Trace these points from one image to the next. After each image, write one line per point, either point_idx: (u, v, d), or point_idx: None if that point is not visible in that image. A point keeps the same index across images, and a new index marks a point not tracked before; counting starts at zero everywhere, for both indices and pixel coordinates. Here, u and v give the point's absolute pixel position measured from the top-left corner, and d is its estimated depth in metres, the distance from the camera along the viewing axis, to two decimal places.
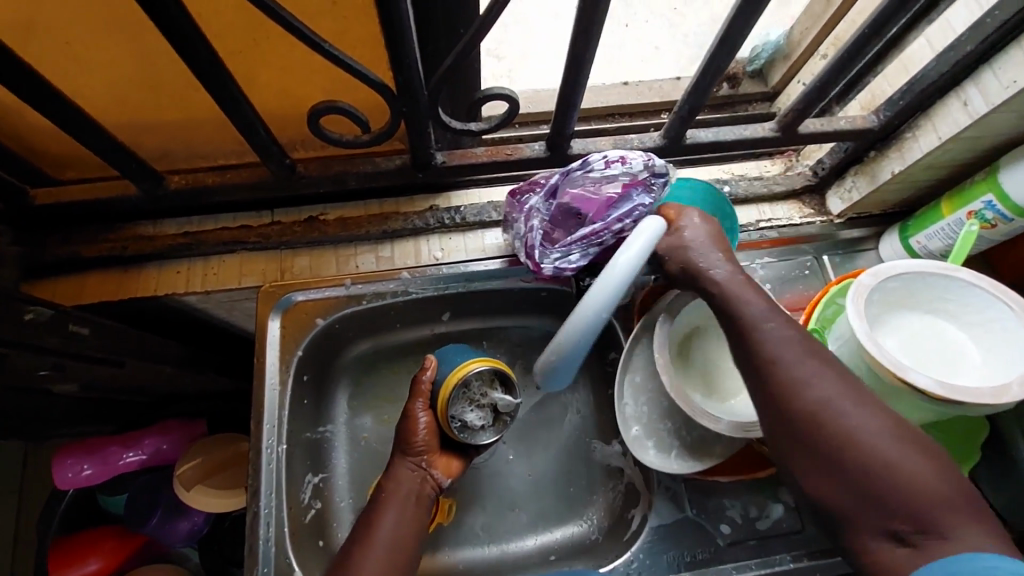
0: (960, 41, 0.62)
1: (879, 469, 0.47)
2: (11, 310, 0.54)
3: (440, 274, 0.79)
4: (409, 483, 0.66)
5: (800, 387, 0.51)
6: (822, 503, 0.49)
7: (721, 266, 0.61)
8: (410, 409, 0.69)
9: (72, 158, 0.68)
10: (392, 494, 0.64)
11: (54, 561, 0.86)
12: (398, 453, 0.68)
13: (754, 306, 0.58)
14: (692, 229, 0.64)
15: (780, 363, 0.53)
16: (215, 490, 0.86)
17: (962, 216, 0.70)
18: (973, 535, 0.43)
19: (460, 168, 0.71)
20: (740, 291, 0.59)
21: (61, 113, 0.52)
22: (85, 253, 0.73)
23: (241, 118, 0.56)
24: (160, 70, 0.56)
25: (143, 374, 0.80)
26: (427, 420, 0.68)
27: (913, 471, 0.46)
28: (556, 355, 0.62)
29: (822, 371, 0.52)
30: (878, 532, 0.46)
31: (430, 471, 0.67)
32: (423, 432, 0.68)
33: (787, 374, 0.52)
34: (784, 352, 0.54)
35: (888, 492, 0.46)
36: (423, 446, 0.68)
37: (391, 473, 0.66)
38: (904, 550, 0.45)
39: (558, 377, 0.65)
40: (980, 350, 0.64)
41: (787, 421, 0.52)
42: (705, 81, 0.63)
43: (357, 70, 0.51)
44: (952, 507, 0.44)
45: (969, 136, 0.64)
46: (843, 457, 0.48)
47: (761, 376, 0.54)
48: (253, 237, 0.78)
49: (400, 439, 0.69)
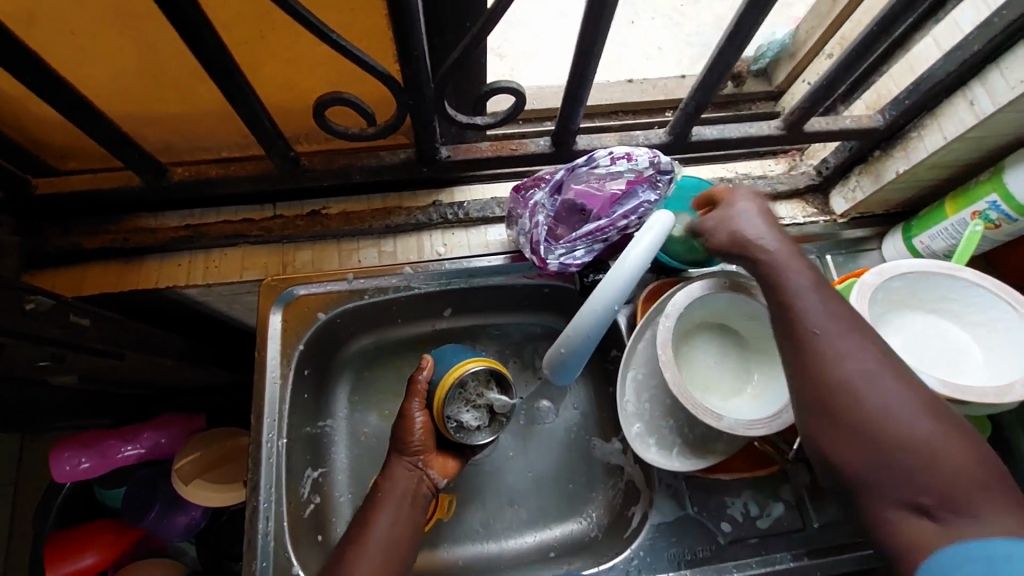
0: (967, 40, 0.61)
1: (911, 443, 0.46)
2: (12, 300, 0.54)
3: (442, 269, 0.78)
4: (405, 483, 0.65)
5: (838, 358, 0.51)
6: (845, 475, 0.49)
7: (772, 242, 0.59)
8: (406, 409, 0.69)
9: (74, 149, 0.67)
10: (387, 495, 0.64)
11: (50, 555, 0.86)
12: (394, 453, 0.68)
13: (798, 277, 0.56)
14: (743, 206, 0.62)
15: (821, 335, 0.52)
16: (213, 484, 0.85)
17: (966, 216, 0.70)
18: (1002, 515, 0.43)
19: (464, 162, 0.71)
20: (785, 263, 0.58)
21: (65, 101, 0.51)
22: (86, 245, 0.73)
23: (246, 109, 0.56)
24: (164, 61, 0.56)
25: (143, 367, 0.80)
26: (423, 420, 0.68)
27: (945, 449, 0.46)
28: (564, 349, 0.62)
29: (863, 345, 0.51)
30: (901, 504, 0.46)
31: (425, 471, 0.67)
32: (419, 432, 0.67)
33: (825, 345, 0.52)
34: (825, 326, 0.53)
35: (917, 466, 0.46)
36: (419, 446, 0.67)
37: (387, 473, 0.66)
38: (926, 523, 0.45)
39: (566, 373, 0.64)
40: (983, 350, 0.64)
41: (819, 391, 0.51)
42: (712, 78, 0.62)
43: (364, 61, 0.51)
44: (981, 486, 0.44)
45: (975, 136, 0.64)
46: (873, 431, 0.48)
47: (797, 348, 0.53)
48: (255, 230, 0.77)
49: (395, 439, 0.68)
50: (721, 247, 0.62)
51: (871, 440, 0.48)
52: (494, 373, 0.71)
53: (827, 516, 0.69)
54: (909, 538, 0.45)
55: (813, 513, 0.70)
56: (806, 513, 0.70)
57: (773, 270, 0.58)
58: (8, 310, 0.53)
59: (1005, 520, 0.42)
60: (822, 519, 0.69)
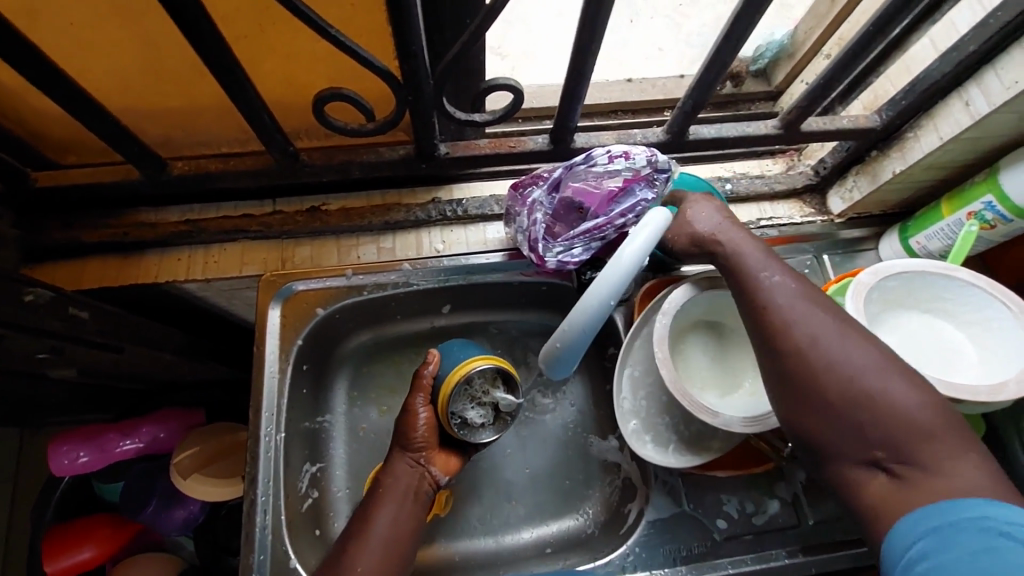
0: (963, 41, 0.62)
1: (866, 405, 0.51)
2: (12, 292, 0.54)
3: (441, 266, 0.79)
4: (407, 480, 0.66)
5: (795, 330, 0.56)
6: (814, 441, 0.54)
7: (730, 234, 0.64)
8: (411, 404, 0.69)
9: (74, 142, 0.67)
10: (389, 491, 0.64)
11: (49, 548, 0.86)
12: (397, 448, 0.68)
13: (758, 260, 0.61)
14: (698, 207, 0.67)
15: (782, 313, 0.57)
16: (212, 478, 0.85)
17: (962, 216, 0.70)
18: (952, 465, 0.48)
19: (463, 159, 0.71)
20: (746, 246, 0.63)
21: (66, 95, 0.52)
22: (85, 238, 0.73)
23: (247, 104, 0.56)
24: (165, 55, 0.56)
25: (142, 361, 0.80)
26: (427, 416, 0.68)
27: (900, 408, 0.50)
28: (561, 343, 0.61)
29: (817, 316, 0.56)
30: (864, 463, 0.51)
31: (428, 468, 0.67)
32: (423, 429, 0.68)
33: (785, 319, 0.57)
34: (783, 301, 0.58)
35: (871, 425, 0.51)
36: (422, 443, 0.67)
37: (391, 468, 0.67)
38: (888, 479, 0.50)
39: (562, 367, 0.63)
40: (978, 349, 0.64)
41: (781, 361, 0.56)
42: (709, 76, 0.63)
43: (363, 57, 0.51)
44: (931, 437, 0.49)
45: (970, 137, 0.65)
46: (834, 398, 0.52)
47: (759, 322, 0.58)
48: (255, 226, 0.78)
49: (400, 433, 0.69)
50: (683, 247, 0.66)
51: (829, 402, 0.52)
52: (501, 372, 0.70)
53: (821, 514, 0.70)
54: (874, 495, 0.50)
55: (808, 510, 0.70)
56: (801, 510, 0.70)
57: (735, 253, 0.62)
58: (8, 302, 0.53)
59: (954, 470, 0.48)
60: (816, 517, 0.70)
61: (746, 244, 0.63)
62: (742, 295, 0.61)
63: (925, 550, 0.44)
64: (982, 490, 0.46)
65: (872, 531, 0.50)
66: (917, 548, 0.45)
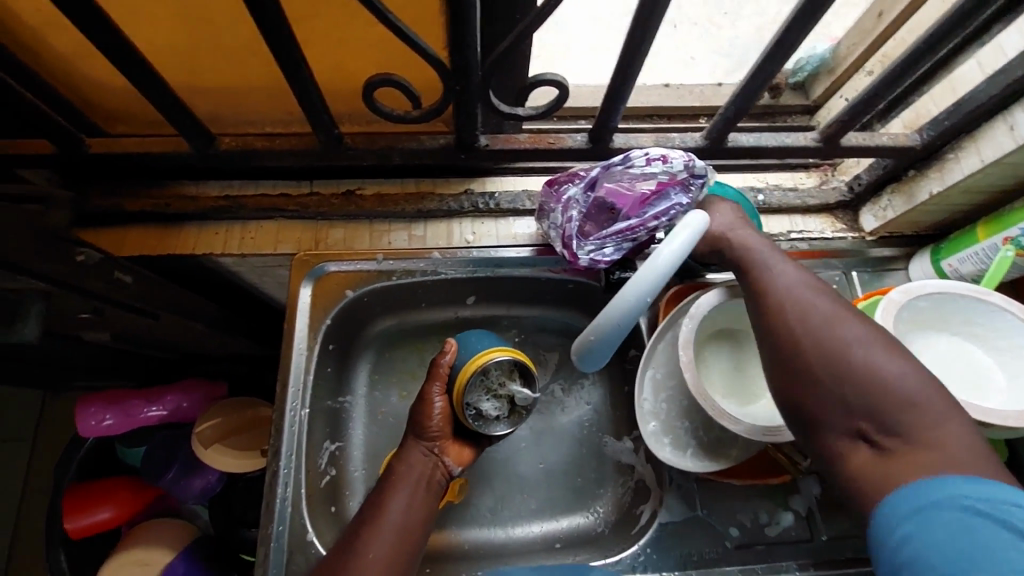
0: (1012, 65, 0.61)
1: (849, 374, 0.53)
2: (64, 252, 0.56)
3: (470, 257, 0.80)
4: (420, 467, 0.67)
5: (790, 309, 0.58)
6: (802, 413, 0.55)
7: (739, 229, 0.67)
8: (426, 393, 0.70)
9: (127, 111, 0.70)
10: (402, 478, 0.65)
11: (71, 505, 0.89)
12: (412, 436, 0.69)
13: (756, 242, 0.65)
14: (712, 207, 0.70)
15: (775, 289, 0.60)
16: (235, 450, 0.87)
17: (998, 241, 0.69)
18: (936, 436, 0.49)
19: (502, 152, 0.72)
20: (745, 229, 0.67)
21: (129, 65, 0.54)
22: (129, 206, 0.75)
23: (300, 85, 0.58)
24: (224, 31, 0.58)
25: (174, 329, 0.82)
26: (442, 407, 0.69)
27: (886, 377, 0.52)
28: (593, 336, 0.62)
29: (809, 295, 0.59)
30: (849, 435, 0.52)
31: (441, 457, 0.68)
32: (438, 418, 0.69)
33: (778, 295, 0.59)
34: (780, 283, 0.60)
35: (855, 395, 0.52)
36: (437, 433, 0.68)
37: (404, 455, 0.68)
38: (872, 450, 0.51)
39: (592, 360, 0.64)
40: (1007, 375, 0.64)
41: (773, 337, 0.58)
42: (753, 84, 0.63)
43: (417, 45, 0.52)
44: (918, 410, 0.50)
45: (1013, 161, 0.64)
46: (822, 368, 0.54)
47: (757, 301, 0.61)
48: (291, 206, 0.79)
49: (414, 421, 0.70)
50: None
51: (818, 375, 0.54)
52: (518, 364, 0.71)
53: (836, 529, 0.70)
54: (860, 465, 0.51)
55: (822, 525, 0.70)
56: (815, 524, 0.70)
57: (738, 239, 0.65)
58: (60, 261, 0.55)
59: (938, 441, 0.48)
60: (830, 532, 0.70)
61: (748, 233, 0.66)
62: (743, 277, 0.64)
63: (906, 533, 0.45)
64: (969, 468, 0.46)
65: (861, 508, 0.50)
66: (898, 532, 0.45)
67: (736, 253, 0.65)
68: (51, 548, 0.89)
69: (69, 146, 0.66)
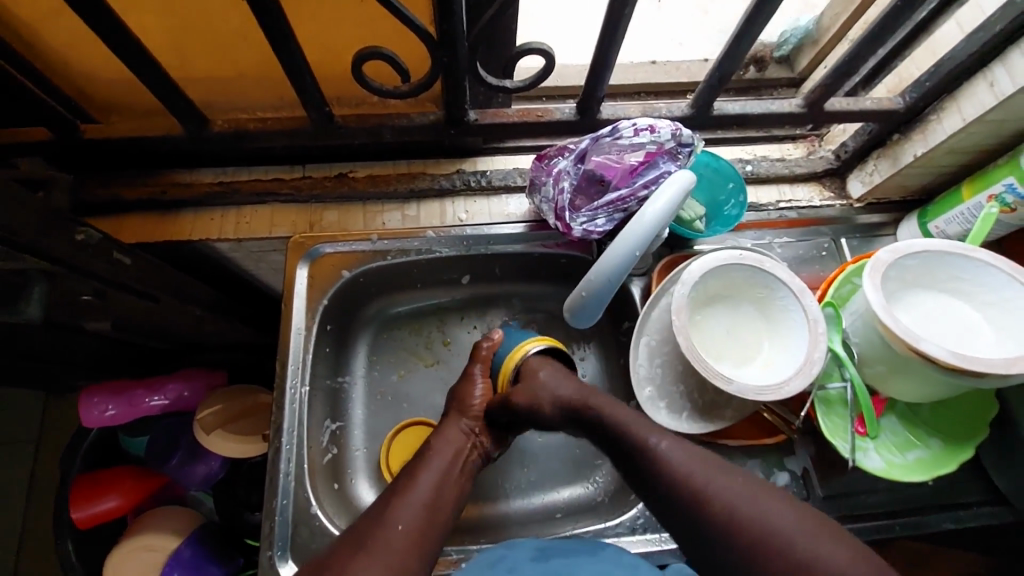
0: (991, 21, 0.62)
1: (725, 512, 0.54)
2: (63, 231, 0.57)
3: (464, 234, 0.81)
4: (457, 444, 0.67)
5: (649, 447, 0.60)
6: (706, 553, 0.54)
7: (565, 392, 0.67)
8: (470, 372, 0.74)
9: (119, 100, 0.70)
10: (438, 452, 0.66)
11: (77, 495, 0.90)
12: (453, 414, 0.71)
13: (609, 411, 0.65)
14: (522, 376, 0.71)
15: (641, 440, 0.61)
16: (235, 435, 0.88)
17: (983, 199, 0.70)
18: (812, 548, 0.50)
19: (491, 126, 0.73)
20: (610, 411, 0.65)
21: (119, 43, 0.54)
22: (124, 196, 0.76)
23: (290, 61, 0.58)
24: (211, 10, 0.58)
25: (174, 315, 0.83)
26: (484, 388, 0.72)
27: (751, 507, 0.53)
28: (586, 293, 0.64)
29: (685, 467, 0.57)
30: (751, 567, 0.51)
31: (478, 437, 0.70)
32: (479, 398, 0.71)
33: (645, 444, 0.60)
34: (672, 466, 0.57)
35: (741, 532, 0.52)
36: (477, 412, 0.70)
37: (443, 429, 0.69)
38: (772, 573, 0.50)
39: (586, 316, 0.66)
40: (994, 329, 0.65)
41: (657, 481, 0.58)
42: (736, 49, 0.64)
43: (404, 14, 0.53)
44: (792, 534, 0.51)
45: (994, 119, 0.65)
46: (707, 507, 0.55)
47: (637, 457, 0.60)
48: (285, 189, 0.80)
49: (457, 402, 0.72)
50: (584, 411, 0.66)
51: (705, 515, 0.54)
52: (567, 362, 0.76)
53: (831, 486, 0.72)
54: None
55: (818, 484, 0.72)
56: (810, 484, 0.72)
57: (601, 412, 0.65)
58: (59, 239, 0.56)
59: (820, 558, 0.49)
60: (826, 490, 0.71)
61: (608, 406, 0.65)
62: (632, 461, 0.60)
63: None
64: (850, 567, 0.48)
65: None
66: None
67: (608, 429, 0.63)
68: (59, 537, 0.90)
69: (64, 133, 0.67)
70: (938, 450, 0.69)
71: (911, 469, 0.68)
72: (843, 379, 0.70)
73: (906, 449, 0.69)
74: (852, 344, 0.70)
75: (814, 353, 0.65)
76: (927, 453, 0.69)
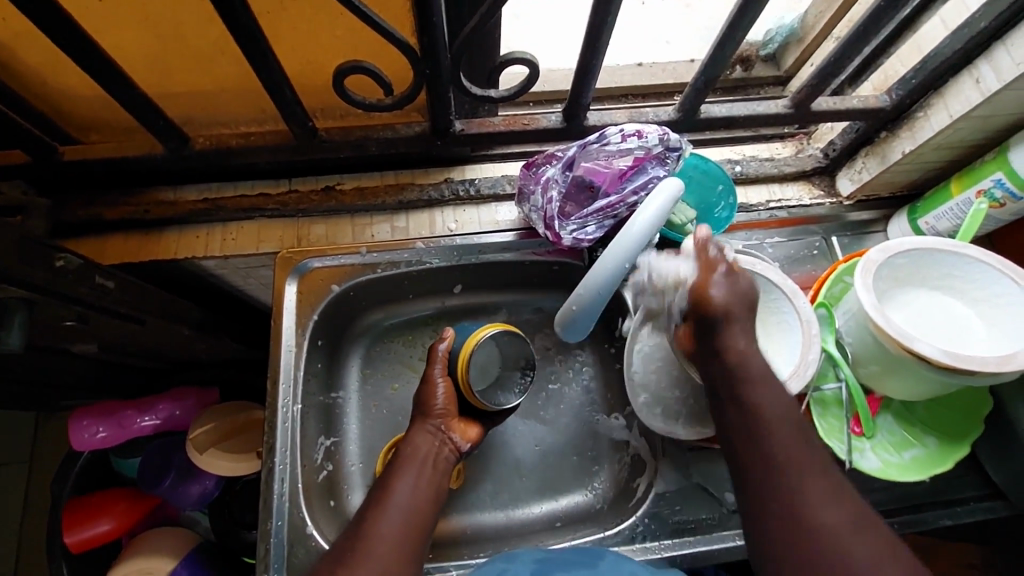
0: (974, 18, 0.62)
1: (776, 467, 0.55)
2: (42, 256, 0.56)
3: (454, 244, 0.80)
4: (429, 448, 0.66)
5: (751, 371, 0.58)
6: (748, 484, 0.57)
7: (744, 336, 0.59)
8: (430, 375, 0.70)
9: (99, 120, 0.69)
10: (410, 458, 0.64)
11: (70, 520, 0.89)
12: (418, 418, 0.68)
13: (733, 324, 0.59)
14: (741, 277, 0.61)
15: (746, 366, 0.58)
16: (228, 453, 0.87)
17: (971, 195, 0.70)
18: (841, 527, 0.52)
19: (477, 136, 0.72)
20: (731, 313, 0.59)
21: (95, 66, 0.53)
22: (107, 215, 0.75)
23: (270, 77, 0.57)
24: (186, 28, 0.57)
25: (162, 335, 0.82)
26: (445, 388, 0.69)
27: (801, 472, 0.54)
28: (576, 306, 0.63)
29: (771, 408, 0.57)
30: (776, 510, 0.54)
31: (448, 435, 0.68)
32: (442, 398, 0.69)
33: (745, 369, 0.58)
34: (757, 400, 0.57)
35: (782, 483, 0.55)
36: (441, 410, 0.68)
37: (412, 435, 0.67)
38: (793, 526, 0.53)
39: (578, 329, 0.66)
40: (987, 326, 0.65)
41: (740, 409, 0.58)
42: (721, 53, 0.63)
43: (383, 28, 0.52)
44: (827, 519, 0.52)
45: (980, 115, 0.65)
46: (768, 449, 0.56)
47: (730, 376, 0.59)
48: (272, 204, 0.79)
49: (420, 405, 0.69)
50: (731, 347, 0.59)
51: (759, 459, 0.56)
52: (532, 366, 0.74)
53: None
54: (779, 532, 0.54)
55: None
56: None
57: (749, 357, 0.58)
58: (38, 266, 0.55)
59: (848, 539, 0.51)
60: None
61: (759, 366, 0.59)
62: (742, 419, 0.58)
63: None
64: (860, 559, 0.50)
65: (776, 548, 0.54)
66: None
67: (740, 388, 0.58)
68: (52, 561, 0.89)
69: (42, 156, 0.66)
70: (934, 448, 0.69)
71: (907, 468, 0.68)
72: (838, 380, 0.69)
73: (903, 448, 0.69)
74: (846, 344, 0.70)
75: (808, 355, 0.65)
76: (923, 451, 0.69)
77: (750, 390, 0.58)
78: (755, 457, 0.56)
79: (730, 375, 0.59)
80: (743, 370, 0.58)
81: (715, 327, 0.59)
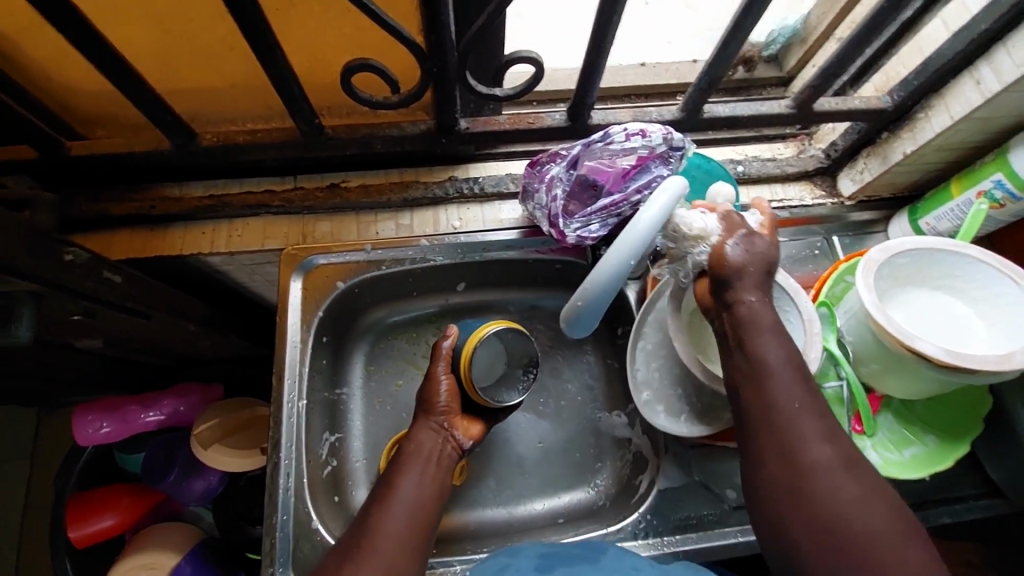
0: (975, 20, 0.63)
1: (779, 416, 0.54)
2: (50, 251, 0.56)
3: (458, 241, 0.81)
4: (432, 445, 0.66)
5: (756, 321, 0.58)
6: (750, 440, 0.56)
7: (754, 292, 0.59)
8: (433, 372, 0.71)
9: (106, 116, 0.70)
10: (414, 455, 0.64)
11: (74, 515, 0.89)
12: (421, 415, 0.69)
13: (742, 278, 0.59)
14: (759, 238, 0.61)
15: (754, 320, 0.58)
16: (232, 449, 0.87)
17: (972, 195, 0.71)
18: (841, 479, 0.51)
19: (482, 134, 0.73)
20: (742, 267, 0.59)
21: (105, 62, 0.53)
22: (113, 211, 0.75)
23: (277, 74, 0.58)
24: (194, 25, 0.58)
25: (166, 330, 0.83)
26: (448, 385, 0.70)
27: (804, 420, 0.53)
28: (581, 302, 0.63)
29: (774, 358, 0.56)
30: (778, 463, 0.53)
31: (452, 432, 0.68)
32: (445, 395, 0.69)
33: (752, 321, 0.58)
34: (760, 348, 0.57)
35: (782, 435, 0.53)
36: (445, 407, 0.69)
37: (415, 432, 0.67)
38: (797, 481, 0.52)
39: (581, 325, 0.66)
40: (986, 325, 0.65)
41: (743, 360, 0.57)
42: (725, 53, 0.64)
43: (391, 26, 0.52)
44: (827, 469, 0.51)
45: (981, 116, 0.65)
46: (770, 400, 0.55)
47: (736, 328, 0.58)
48: (277, 201, 0.80)
49: (423, 402, 0.70)
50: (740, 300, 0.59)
51: (760, 409, 0.55)
52: (535, 364, 0.74)
53: None
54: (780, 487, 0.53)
55: None
56: None
57: (758, 310, 0.58)
58: (46, 261, 0.55)
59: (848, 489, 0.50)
60: None
61: (768, 317, 0.58)
62: (744, 370, 0.57)
63: None
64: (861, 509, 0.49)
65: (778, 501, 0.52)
66: None
67: (746, 339, 0.58)
68: (56, 555, 0.89)
69: (50, 151, 0.67)
70: (934, 446, 0.70)
71: (907, 466, 0.68)
72: (839, 378, 0.70)
73: (902, 446, 0.70)
74: (847, 343, 0.71)
75: (810, 353, 0.65)
76: (923, 449, 0.70)
77: (755, 339, 0.57)
78: (755, 408, 0.56)
79: (738, 331, 0.58)
80: (749, 321, 0.58)
81: (725, 279, 0.59)
